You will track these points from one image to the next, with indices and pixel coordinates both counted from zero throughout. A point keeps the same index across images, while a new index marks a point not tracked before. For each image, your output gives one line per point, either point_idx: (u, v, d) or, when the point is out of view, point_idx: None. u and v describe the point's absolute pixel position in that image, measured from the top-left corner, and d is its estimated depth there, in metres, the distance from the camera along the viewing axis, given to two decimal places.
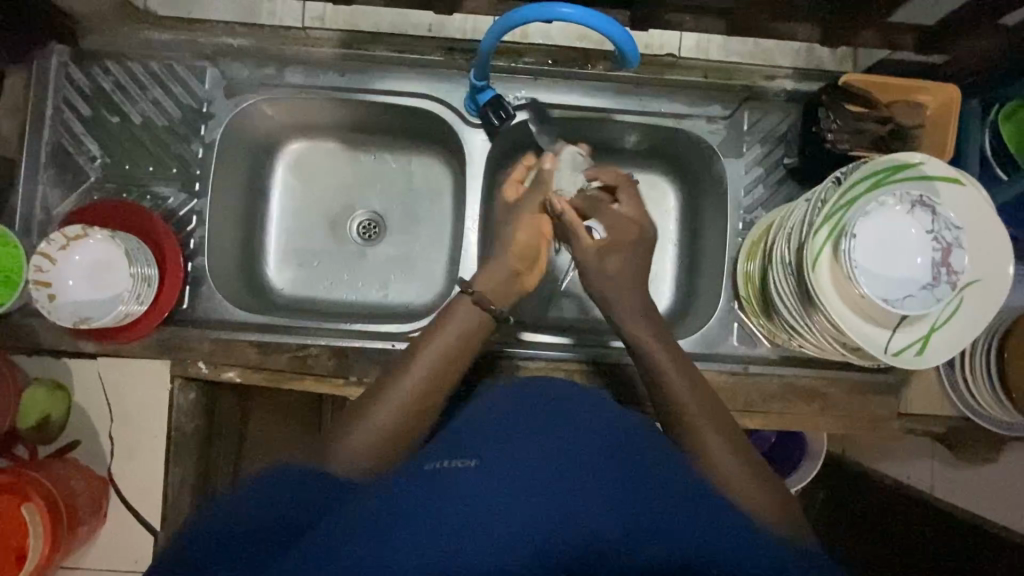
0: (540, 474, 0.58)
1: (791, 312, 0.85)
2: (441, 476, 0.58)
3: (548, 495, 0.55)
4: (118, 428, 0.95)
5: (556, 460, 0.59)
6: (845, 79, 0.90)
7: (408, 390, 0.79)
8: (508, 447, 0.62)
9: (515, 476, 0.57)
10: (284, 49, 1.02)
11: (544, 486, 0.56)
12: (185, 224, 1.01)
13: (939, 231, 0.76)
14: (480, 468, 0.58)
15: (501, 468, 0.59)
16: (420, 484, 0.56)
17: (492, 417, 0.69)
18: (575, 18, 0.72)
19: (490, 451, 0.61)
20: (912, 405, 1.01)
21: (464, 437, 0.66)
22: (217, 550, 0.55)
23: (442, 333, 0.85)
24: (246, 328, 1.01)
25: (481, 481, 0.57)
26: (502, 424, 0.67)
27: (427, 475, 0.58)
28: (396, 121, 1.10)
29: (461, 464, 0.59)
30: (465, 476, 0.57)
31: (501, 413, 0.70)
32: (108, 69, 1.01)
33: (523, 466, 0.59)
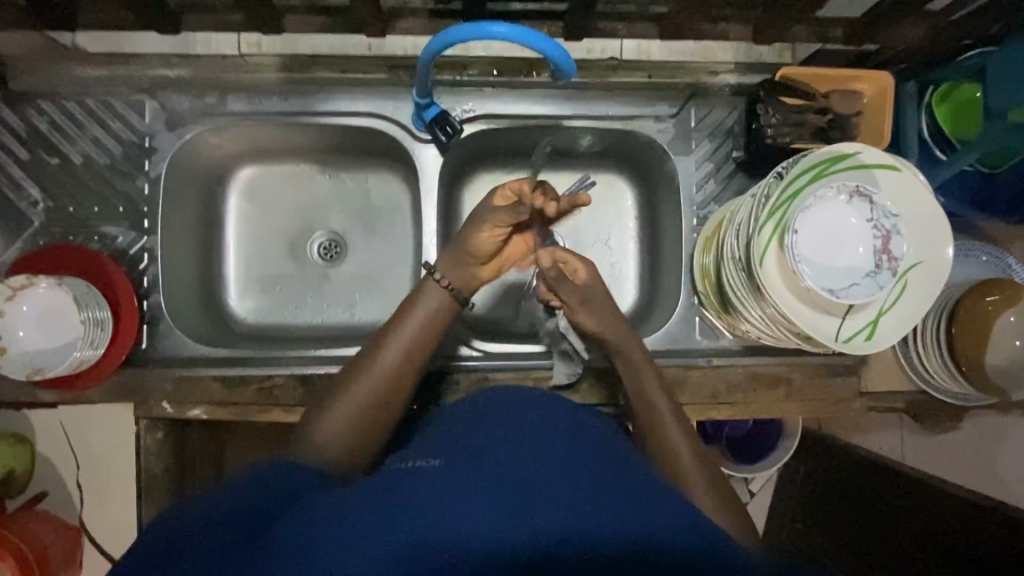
0: (500, 471, 0.59)
1: (745, 306, 0.87)
2: (402, 479, 0.59)
3: (509, 487, 0.56)
4: (85, 475, 0.93)
5: (514, 457, 0.61)
6: (781, 73, 0.91)
7: (378, 378, 0.79)
8: (468, 452, 0.63)
9: (475, 473, 0.59)
10: (224, 77, 1.01)
11: (505, 482, 0.57)
12: (137, 263, 0.99)
13: (879, 219, 0.78)
14: (440, 470, 0.60)
15: (460, 468, 0.60)
16: (384, 487, 0.57)
17: (455, 428, 0.71)
18: (511, 37, 0.72)
19: (450, 456, 0.64)
20: (874, 383, 1.03)
21: (431, 451, 0.67)
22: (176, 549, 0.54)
23: (410, 322, 0.83)
24: (208, 363, 0.99)
25: (443, 480, 0.58)
26: (467, 431, 0.69)
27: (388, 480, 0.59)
28: (346, 140, 1.09)
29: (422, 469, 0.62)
30: (426, 478, 0.58)
31: (462, 424, 0.72)
32: (43, 109, 0.98)
33: (483, 464, 0.60)
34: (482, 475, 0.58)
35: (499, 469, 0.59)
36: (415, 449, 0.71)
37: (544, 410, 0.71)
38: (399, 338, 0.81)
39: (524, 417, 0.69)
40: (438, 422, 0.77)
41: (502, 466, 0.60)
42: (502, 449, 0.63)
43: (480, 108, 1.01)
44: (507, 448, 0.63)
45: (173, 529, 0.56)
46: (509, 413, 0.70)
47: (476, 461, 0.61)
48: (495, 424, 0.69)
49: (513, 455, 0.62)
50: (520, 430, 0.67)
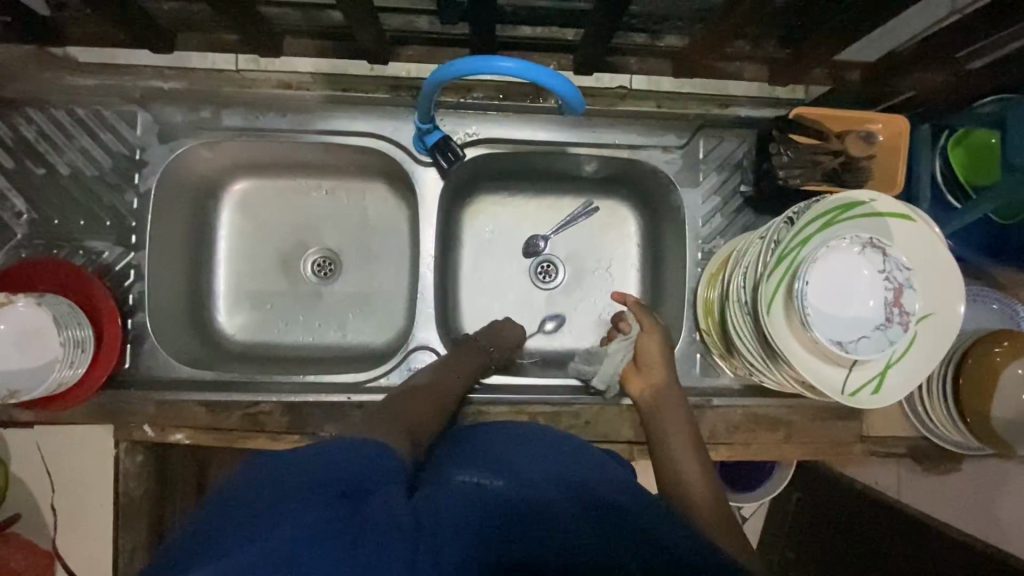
0: (569, 498, 0.57)
1: (750, 352, 0.84)
2: (472, 490, 0.56)
3: (579, 521, 0.55)
4: (60, 498, 0.91)
5: (573, 483, 0.60)
6: (795, 111, 0.89)
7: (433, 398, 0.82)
8: (524, 472, 0.60)
9: (544, 499, 0.56)
10: (221, 90, 0.97)
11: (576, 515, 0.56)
12: (122, 280, 0.96)
13: (892, 271, 0.75)
14: (508, 488, 0.57)
15: (529, 487, 0.58)
16: (459, 503, 0.54)
17: (488, 445, 0.68)
18: (517, 72, 0.69)
19: (512, 470, 0.60)
20: (873, 427, 1.02)
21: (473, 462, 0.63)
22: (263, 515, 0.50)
23: (464, 362, 0.92)
24: (191, 387, 0.95)
25: (514, 500, 0.55)
26: (518, 450, 0.66)
27: (460, 490, 0.55)
28: (345, 159, 1.06)
29: (485, 484, 0.57)
30: (496, 496, 0.55)
31: (509, 443, 0.68)
32: (30, 117, 0.95)
33: (537, 479, 0.59)
34: (555, 504, 0.56)
35: (567, 497, 0.57)
36: (457, 454, 0.66)
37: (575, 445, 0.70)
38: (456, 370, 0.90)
39: (558, 446, 0.68)
40: (475, 432, 0.73)
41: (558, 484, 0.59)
42: (561, 477, 0.60)
43: (484, 132, 0.99)
44: (562, 475, 0.61)
45: (259, 499, 0.52)
46: (539, 442, 0.68)
47: (531, 476, 0.60)
48: (539, 452, 0.65)
49: (571, 480, 0.61)
50: (557, 458, 0.65)
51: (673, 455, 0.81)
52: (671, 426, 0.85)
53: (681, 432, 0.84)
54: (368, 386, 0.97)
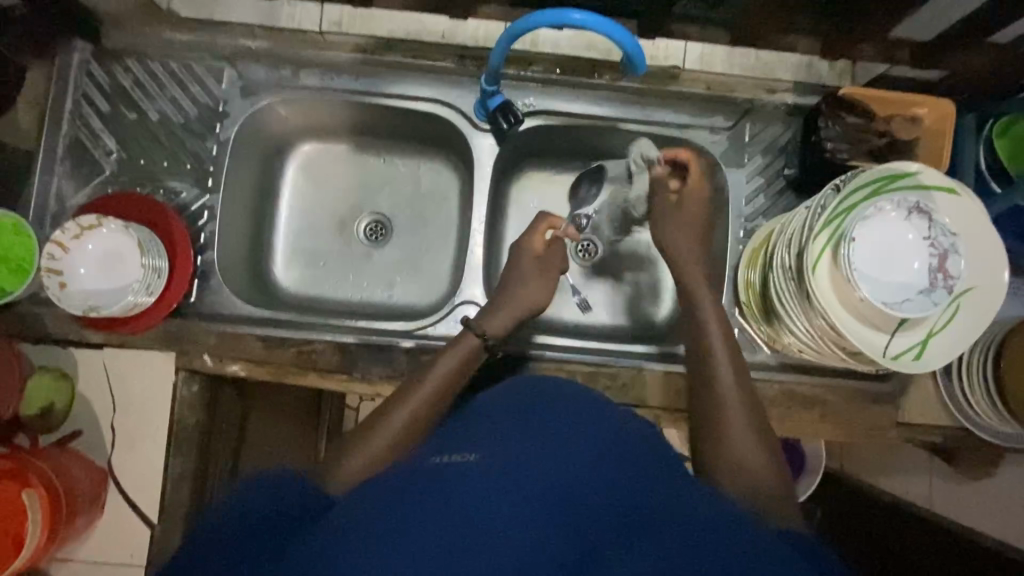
0: (532, 481, 0.55)
1: (791, 316, 0.87)
2: (438, 473, 0.56)
3: (540, 501, 0.54)
4: (119, 418, 0.94)
5: (545, 463, 0.57)
6: (845, 91, 0.93)
7: (398, 427, 0.79)
8: (505, 449, 0.59)
9: (508, 482, 0.55)
10: (301, 52, 1.05)
11: (533, 499, 0.54)
12: (196, 219, 1.03)
13: (936, 237, 0.78)
14: (477, 467, 0.57)
15: (501, 464, 0.57)
16: (408, 489, 0.55)
17: (494, 414, 0.68)
18: (586, 24, 0.75)
19: (491, 447, 0.60)
20: (912, 415, 1.02)
21: (464, 436, 0.64)
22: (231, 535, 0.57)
23: (447, 359, 0.89)
24: (251, 323, 1.02)
25: (479, 481, 0.55)
26: (513, 426, 0.64)
27: (423, 474, 0.57)
28: (406, 126, 1.12)
29: (457, 462, 0.58)
30: (457, 471, 0.57)
31: (500, 417, 0.66)
32: (129, 68, 1.04)
33: (522, 456, 0.58)
34: (513, 487, 0.55)
35: (528, 474, 0.56)
36: (453, 436, 0.66)
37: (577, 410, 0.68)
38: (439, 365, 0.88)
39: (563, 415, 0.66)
40: (470, 412, 0.72)
41: (539, 463, 0.58)
42: (533, 455, 0.58)
43: (540, 103, 1.04)
44: (544, 448, 0.60)
45: (218, 527, 0.59)
46: (541, 408, 0.67)
47: (516, 454, 0.58)
48: (528, 421, 0.64)
49: (545, 457, 0.58)
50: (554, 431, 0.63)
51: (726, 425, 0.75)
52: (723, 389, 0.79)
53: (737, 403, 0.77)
54: (416, 334, 1.02)
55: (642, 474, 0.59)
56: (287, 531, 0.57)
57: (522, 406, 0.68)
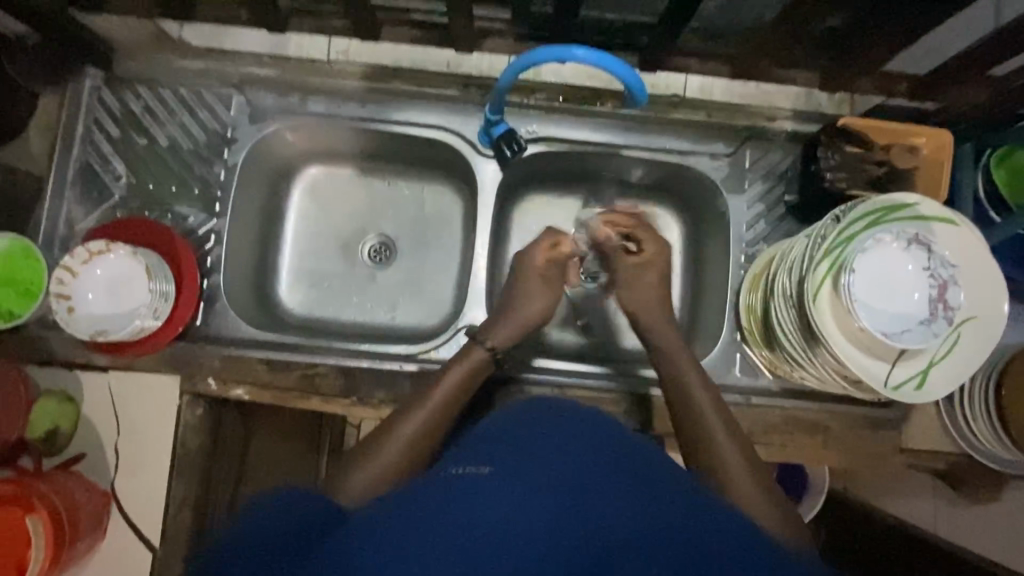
0: (544, 492, 0.55)
1: (792, 344, 0.87)
2: (450, 484, 0.57)
3: (549, 513, 0.54)
4: (124, 441, 0.95)
5: (555, 475, 0.57)
6: (844, 121, 0.94)
7: (402, 439, 0.81)
8: (518, 461, 0.59)
9: (520, 493, 0.55)
10: (309, 79, 1.07)
11: (543, 513, 0.54)
12: (203, 243, 1.04)
13: (935, 268, 0.79)
14: (489, 478, 0.57)
15: (514, 475, 0.57)
16: (418, 500, 0.55)
17: (500, 429, 0.67)
18: (589, 61, 0.76)
19: (503, 458, 0.60)
20: (914, 440, 1.02)
21: (473, 451, 0.64)
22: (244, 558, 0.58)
23: (452, 376, 0.88)
24: (257, 346, 1.03)
25: (491, 494, 0.55)
26: (525, 436, 0.63)
27: (435, 486, 0.57)
28: (410, 150, 1.14)
29: (469, 473, 0.58)
30: (468, 481, 0.57)
31: (506, 430, 0.66)
32: (139, 94, 1.05)
33: (531, 472, 0.58)
34: (525, 498, 0.55)
35: (541, 484, 0.56)
36: (464, 449, 0.65)
37: (582, 424, 0.66)
38: (444, 381, 0.88)
39: (572, 429, 0.65)
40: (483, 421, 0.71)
41: (548, 479, 0.57)
42: (541, 465, 0.59)
43: (543, 131, 1.06)
44: (553, 464, 0.59)
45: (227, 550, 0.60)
46: (550, 422, 0.66)
47: (525, 472, 0.57)
48: (536, 435, 0.64)
49: (555, 470, 0.58)
50: (565, 446, 0.62)
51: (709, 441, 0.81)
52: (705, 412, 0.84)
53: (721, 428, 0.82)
54: (419, 358, 1.03)
55: (654, 491, 0.58)
56: (296, 553, 0.57)
57: (533, 422, 0.67)
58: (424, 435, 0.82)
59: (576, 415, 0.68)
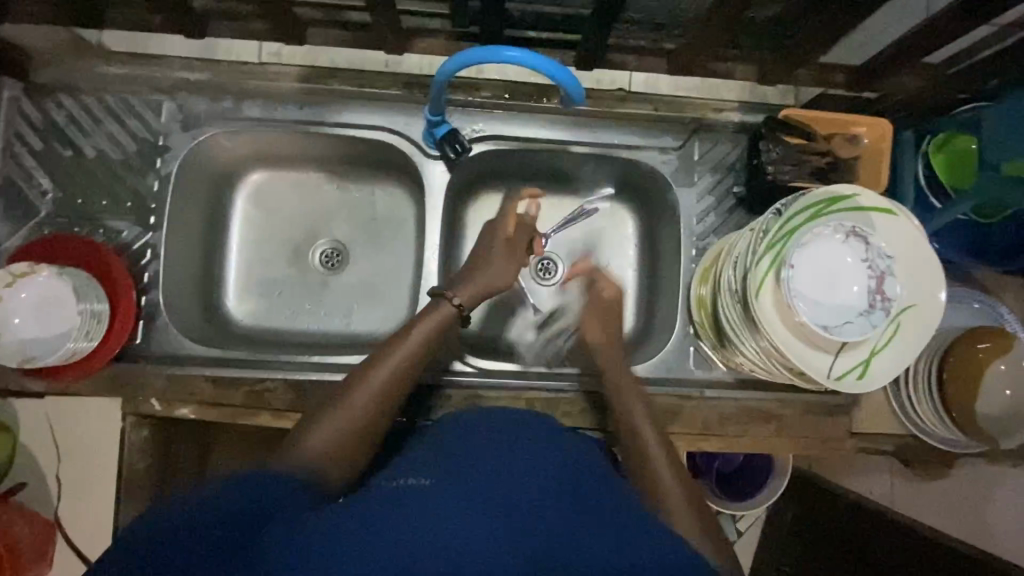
0: (478, 500, 0.58)
1: (740, 339, 0.87)
2: (389, 492, 0.60)
3: (489, 516, 0.56)
4: (65, 468, 0.91)
5: (488, 485, 0.60)
6: (785, 112, 0.94)
7: (373, 392, 0.80)
8: (454, 474, 0.62)
9: (451, 504, 0.57)
10: (242, 83, 1.03)
11: (481, 516, 0.56)
12: (139, 258, 1.00)
13: (873, 260, 0.79)
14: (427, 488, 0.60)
15: (450, 486, 0.60)
16: (360, 507, 0.57)
17: (444, 446, 0.70)
18: (521, 62, 0.74)
19: (441, 472, 0.63)
20: (864, 424, 1.04)
21: (416, 466, 0.67)
22: (177, 545, 0.52)
23: (417, 333, 0.85)
24: (200, 363, 0.99)
25: (426, 501, 0.58)
26: (462, 451, 0.67)
27: (377, 497, 0.59)
28: (355, 153, 1.11)
29: (408, 485, 0.62)
30: (408, 492, 0.59)
31: (452, 444, 0.69)
32: (62, 103, 1.00)
33: (471, 482, 0.60)
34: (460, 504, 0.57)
35: (475, 492, 0.59)
36: (409, 463, 0.69)
37: (526, 435, 0.69)
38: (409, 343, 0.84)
39: (515, 441, 0.68)
40: (421, 442, 0.75)
41: (487, 485, 0.60)
42: (484, 475, 0.61)
43: (490, 129, 1.04)
44: (494, 472, 0.62)
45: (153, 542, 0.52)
46: (492, 434, 0.69)
47: (465, 481, 0.60)
48: (479, 447, 0.67)
49: (491, 477, 0.61)
50: (507, 455, 0.65)
51: (637, 448, 0.83)
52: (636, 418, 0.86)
53: (650, 433, 0.84)
54: None
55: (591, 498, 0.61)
56: (246, 535, 0.53)
57: (477, 434, 0.70)
58: (394, 381, 0.82)
59: (522, 424, 0.71)
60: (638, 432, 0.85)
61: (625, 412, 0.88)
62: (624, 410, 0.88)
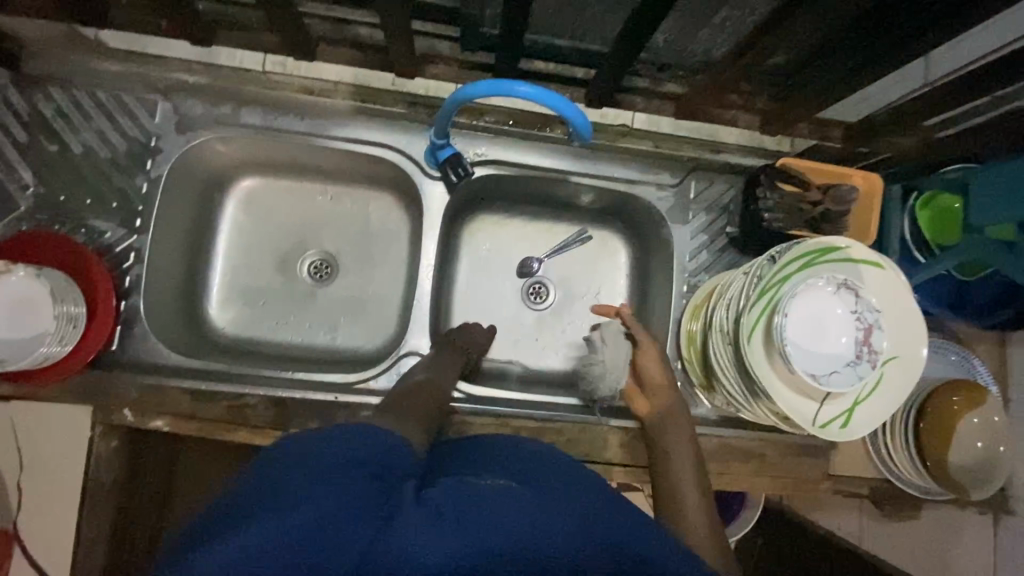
0: (572, 503, 0.54)
1: (728, 380, 0.89)
2: (479, 493, 0.52)
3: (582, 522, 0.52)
4: (26, 479, 0.87)
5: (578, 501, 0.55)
6: (782, 161, 0.97)
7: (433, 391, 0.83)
8: (532, 481, 0.56)
9: (542, 506, 0.53)
10: (243, 89, 1.01)
11: (576, 525, 0.52)
12: (121, 262, 0.96)
13: (862, 312, 0.81)
14: (515, 493, 0.53)
15: (534, 495, 0.54)
16: (458, 505, 0.51)
17: (507, 440, 0.65)
18: (531, 97, 0.74)
19: (521, 476, 0.57)
20: (840, 466, 1.06)
21: (484, 459, 0.60)
22: (292, 496, 0.49)
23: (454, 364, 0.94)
24: (177, 374, 0.96)
25: (516, 502, 0.52)
26: (539, 456, 0.61)
27: (466, 490, 0.52)
28: (354, 166, 1.09)
29: (496, 485, 0.54)
30: (496, 492, 0.53)
31: (517, 448, 0.63)
32: (51, 95, 0.97)
33: (557, 490, 0.55)
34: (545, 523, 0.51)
35: (561, 510, 0.53)
36: (472, 455, 0.62)
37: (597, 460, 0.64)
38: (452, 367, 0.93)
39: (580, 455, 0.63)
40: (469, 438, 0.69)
41: (571, 493, 0.56)
42: (563, 480, 0.57)
43: (491, 153, 1.04)
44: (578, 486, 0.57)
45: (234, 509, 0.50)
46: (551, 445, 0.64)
47: (548, 485, 0.56)
48: (545, 455, 0.61)
49: (576, 488, 0.57)
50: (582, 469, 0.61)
51: (667, 469, 0.81)
52: (671, 444, 0.85)
53: (681, 452, 0.83)
54: (355, 386, 0.98)
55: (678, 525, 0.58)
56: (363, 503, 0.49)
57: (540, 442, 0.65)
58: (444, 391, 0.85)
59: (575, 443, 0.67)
60: (670, 455, 0.83)
61: (667, 440, 0.85)
62: (662, 440, 0.86)
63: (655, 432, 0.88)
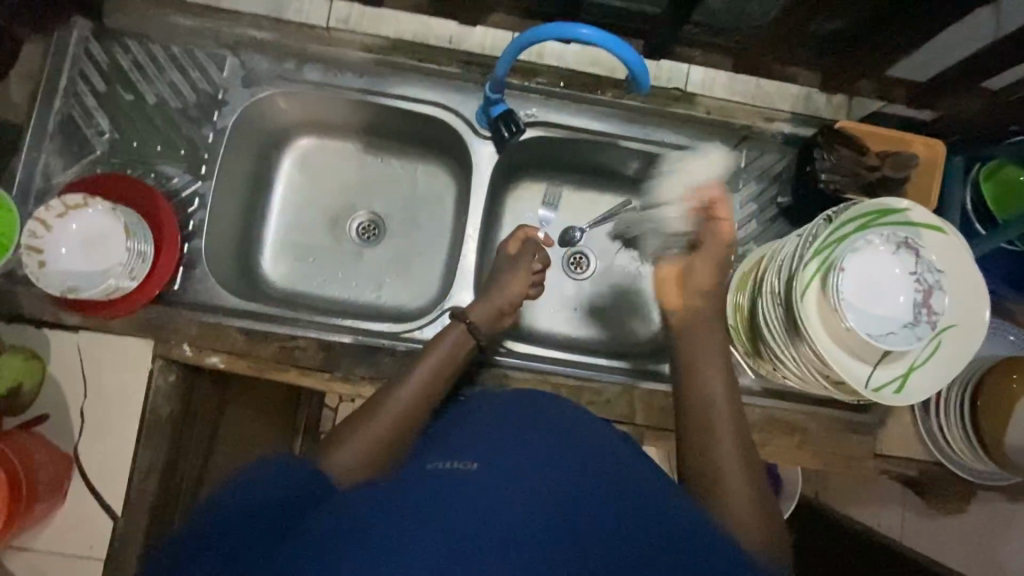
0: (536, 485, 0.56)
1: (777, 343, 0.87)
2: (432, 478, 0.55)
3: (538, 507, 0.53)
4: (89, 405, 0.91)
5: (545, 482, 0.56)
6: (840, 124, 0.96)
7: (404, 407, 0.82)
8: (504, 463, 0.58)
9: (499, 493, 0.54)
10: (306, 47, 1.04)
11: (531, 510, 0.53)
12: (186, 206, 1.01)
13: (922, 273, 0.79)
14: (473, 476, 0.56)
15: (489, 484, 0.55)
16: (400, 490, 0.53)
17: (494, 416, 0.69)
18: (593, 40, 0.76)
19: (488, 456, 0.60)
20: (888, 446, 1.03)
21: (458, 443, 0.64)
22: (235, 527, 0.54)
23: (432, 360, 0.89)
24: (234, 315, 1.00)
25: (471, 488, 0.54)
26: (525, 431, 0.65)
27: (418, 476, 0.56)
28: (406, 128, 1.12)
29: (456, 469, 0.57)
30: (452, 477, 0.56)
31: (503, 425, 0.66)
32: (128, 48, 1.02)
33: (517, 474, 0.57)
34: (494, 505, 0.52)
35: (513, 500, 0.53)
36: (456, 438, 0.66)
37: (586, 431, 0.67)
38: (431, 357, 0.89)
39: (567, 427, 0.67)
40: (465, 412, 0.74)
41: (532, 478, 0.57)
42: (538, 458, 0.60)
43: (542, 116, 1.05)
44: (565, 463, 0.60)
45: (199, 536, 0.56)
46: (534, 418, 0.68)
47: (514, 466, 0.58)
48: (529, 428, 0.65)
49: (552, 461, 0.60)
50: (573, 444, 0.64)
51: (705, 434, 0.75)
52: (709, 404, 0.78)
53: (721, 418, 0.76)
54: (402, 336, 1.01)
55: (647, 506, 0.58)
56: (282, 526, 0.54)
57: (522, 418, 0.68)
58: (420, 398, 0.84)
59: (565, 415, 0.69)
60: (707, 413, 0.77)
61: (699, 402, 0.79)
62: (698, 399, 0.79)
63: (691, 391, 0.81)
